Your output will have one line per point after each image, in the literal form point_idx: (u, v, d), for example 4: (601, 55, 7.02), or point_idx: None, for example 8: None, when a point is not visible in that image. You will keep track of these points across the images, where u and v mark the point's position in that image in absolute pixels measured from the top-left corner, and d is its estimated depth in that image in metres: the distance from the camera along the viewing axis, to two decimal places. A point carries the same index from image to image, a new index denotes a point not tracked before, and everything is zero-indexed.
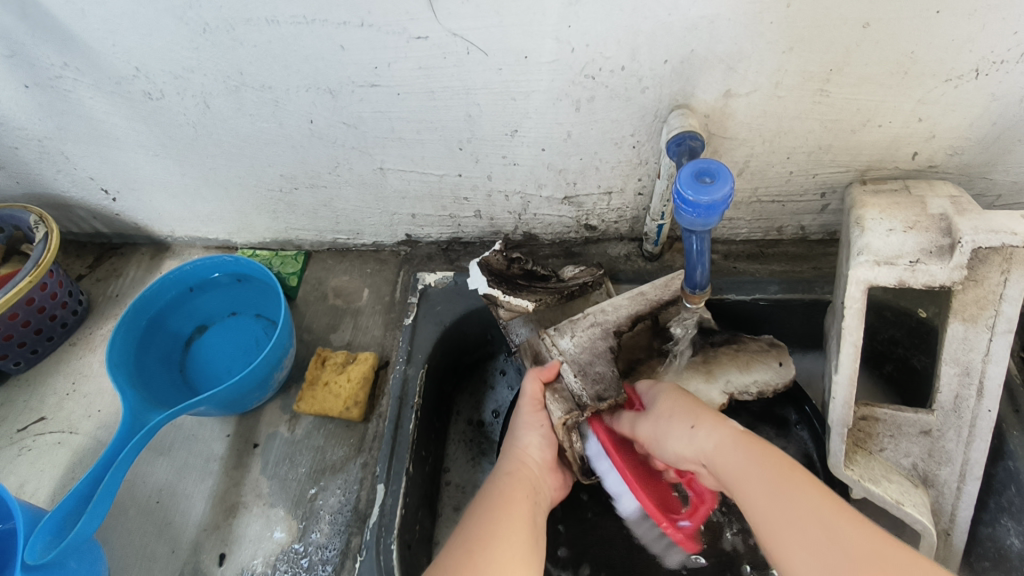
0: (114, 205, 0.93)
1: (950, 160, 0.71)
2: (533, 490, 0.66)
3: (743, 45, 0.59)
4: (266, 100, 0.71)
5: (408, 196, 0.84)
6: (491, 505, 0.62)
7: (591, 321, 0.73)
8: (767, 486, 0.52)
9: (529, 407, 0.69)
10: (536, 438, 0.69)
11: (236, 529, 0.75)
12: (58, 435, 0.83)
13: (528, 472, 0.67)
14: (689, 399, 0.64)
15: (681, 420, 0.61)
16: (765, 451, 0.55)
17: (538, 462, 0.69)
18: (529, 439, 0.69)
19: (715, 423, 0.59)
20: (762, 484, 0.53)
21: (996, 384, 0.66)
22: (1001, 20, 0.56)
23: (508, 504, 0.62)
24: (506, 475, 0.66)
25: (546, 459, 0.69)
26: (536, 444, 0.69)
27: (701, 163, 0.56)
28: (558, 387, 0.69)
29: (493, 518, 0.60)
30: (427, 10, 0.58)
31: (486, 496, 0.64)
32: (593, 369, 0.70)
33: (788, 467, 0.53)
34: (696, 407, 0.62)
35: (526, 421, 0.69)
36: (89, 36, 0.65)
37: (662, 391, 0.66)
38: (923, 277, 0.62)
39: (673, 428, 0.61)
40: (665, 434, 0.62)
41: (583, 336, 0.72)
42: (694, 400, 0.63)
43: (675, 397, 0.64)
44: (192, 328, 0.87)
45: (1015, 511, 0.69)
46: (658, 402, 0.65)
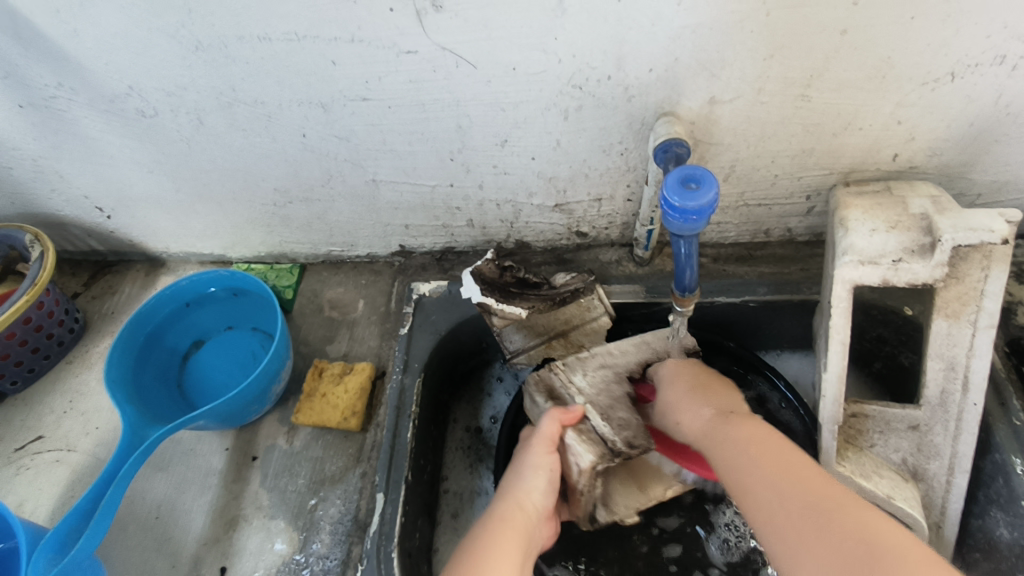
0: (109, 222, 0.93)
1: (930, 160, 0.73)
2: (528, 536, 0.62)
3: (725, 52, 0.61)
4: (259, 115, 0.72)
5: (401, 207, 0.85)
6: (481, 547, 0.59)
7: (599, 361, 0.74)
8: (737, 467, 0.55)
9: (542, 448, 0.67)
10: (540, 482, 0.66)
11: (236, 542, 0.75)
12: (57, 453, 0.83)
13: (526, 516, 0.64)
14: (682, 387, 0.66)
15: (672, 410, 0.65)
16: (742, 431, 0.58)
17: (537, 509, 0.65)
18: (534, 482, 0.65)
19: (692, 415, 0.63)
20: (734, 460, 0.55)
21: (981, 377, 0.67)
22: (972, 25, 0.58)
23: (499, 547, 0.59)
24: (502, 518, 0.62)
25: (544, 506, 0.65)
26: (539, 488, 0.65)
27: (687, 169, 0.57)
28: (580, 429, 0.69)
29: (482, 558, 0.58)
30: (417, 24, 0.60)
31: (478, 537, 0.60)
32: (617, 415, 0.70)
33: (763, 443, 0.56)
34: (687, 396, 0.65)
35: (534, 462, 0.67)
36: (84, 56, 0.66)
37: (663, 380, 0.69)
38: (906, 276, 0.64)
39: (667, 418, 0.66)
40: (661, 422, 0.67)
41: (596, 377, 0.73)
42: (686, 387, 0.66)
43: (673, 387, 0.67)
44: (189, 343, 0.88)
45: (1004, 503, 0.70)
46: (661, 391, 0.68)
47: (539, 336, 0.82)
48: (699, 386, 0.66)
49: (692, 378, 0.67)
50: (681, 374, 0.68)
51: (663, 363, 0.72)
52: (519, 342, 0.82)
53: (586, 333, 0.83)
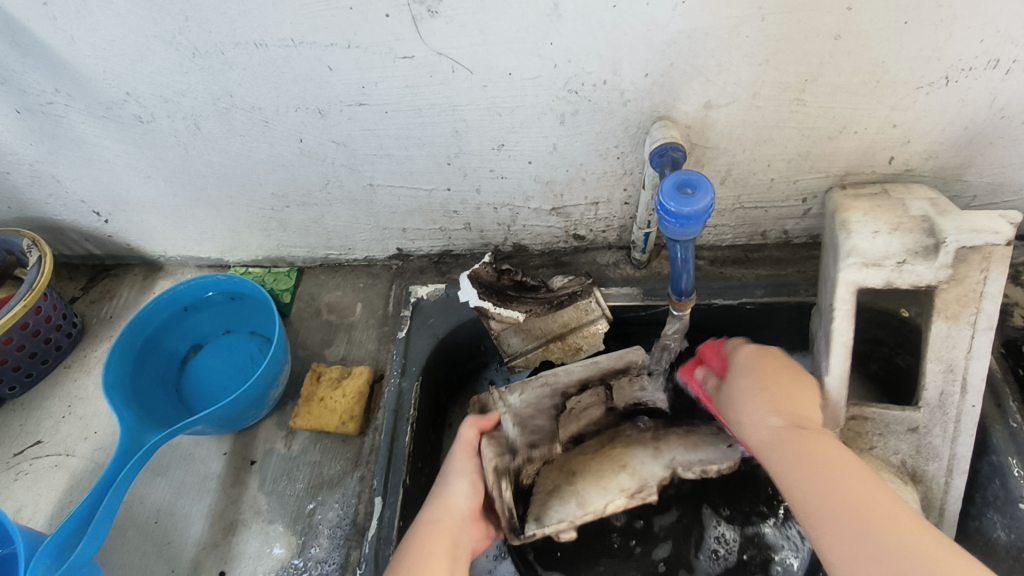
0: (106, 227, 0.93)
1: (925, 163, 0.73)
2: (453, 540, 0.62)
3: (720, 57, 0.61)
4: (256, 120, 0.72)
5: (398, 211, 0.85)
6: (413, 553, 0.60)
7: (543, 381, 0.76)
8: (806, 489, 0.52)
9: (461, 453, 0.70)
10: (460, 485, 0.67)
11: (235, 547, 0.75)
12: (55, 458, 0.83)
13: (450, 520, 0.64)
14: (751, 386, 0.63)
15: (736, 407, 0.63)
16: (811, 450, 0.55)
17: (464, 512, 0.65)
18: (455, 486, 0.67)
19: (756, 420, 0.60)
20: (805, 479, 0.53)
21: (978, 380, 0.68)
22: (966, 29, 0.58)
23: (427, 552, 0.60)
24: (427, 523, 0.63)
25: (471, 508, 0.66)
26: (463, 492, 0.66)
27: (682, 174, 0.57)
28: (494, 434, 0.71)
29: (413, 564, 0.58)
30: (413, 30, 0.60)
31: (409, 543, 0.61)
32: (533, 423, 0.73)
33: (827, 464, 0.53)
34: (756, 396, 0.61)
35: (458, 467, 0.69)
36: (80, 62, 0.66)
37: (736, 372, 0.66)
38: (908, 277, 0.65)
39: (730, 414, 0.63)
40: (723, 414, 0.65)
41: (531, 393, 0.75)
42: (754, 385, 0.62)
43: (745, 377, 0.64)
44: (188, 347, 0.88)
45: (1001, 504, 0.71)
46: (732, 379, 0.65)
47: (536, 339, 0.83)
48: (772, 386, 0.62)
49: (766, 375, 0.63)
50: (756, 369, 0.64)
51: (738, 354, 0.68)
52: (517, 345, 0.84)
53: (583, 336, 0.83)
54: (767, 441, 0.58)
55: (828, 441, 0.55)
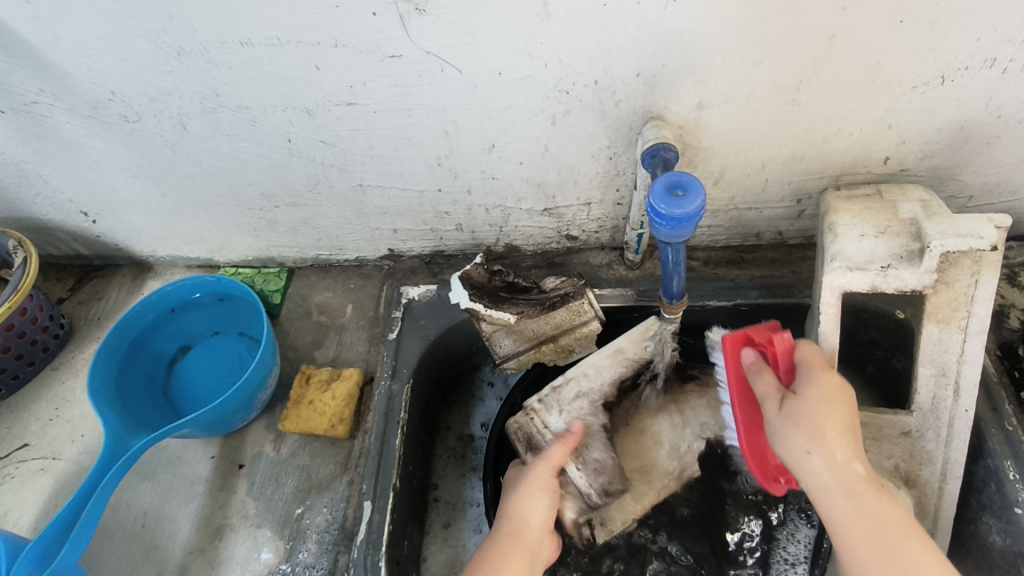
0: (94, 227, 0.92)
1: (920, 163, 0.72)
2: (531, 553, 0.64)
3: (713, 57, 0.60)
4: (243, 120, 0.71)
5: (389, 211, 0.84)
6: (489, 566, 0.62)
7: (576, 392, 0.76)
8: (882, 559, 0.52)
9: (547, 471, 0.69)
10: (542, 501, 0.67)
11: (223, 551, 0.75)
12: (41, 461, 0.82)
13: (530, 534, 0.65)
14: (835, 422, 0.57)
15: (810, 435, 0.56)
16: (884, 511, 0.54)
17: (540, 524, 0.67)
18: (537, 501, 0.67)
19: (836, 464, 0.55)
20: (873, 550, 0.53)
21: (972, 383, 0.67)
22: (961, 29, 0.57)
23: (505, 567, 0.62)
24: (505, 535, 0.65)
25: (549, 520, 0.67)
26: (541, 506, 0.67)
27: (674, 175, 0.56)
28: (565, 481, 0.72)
29: None
30: (401, 29, 0.59)
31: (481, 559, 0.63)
32: (592, 457, 0.72)
33: (895, 540, 0.53)
34: (838, 434, 0.56)
35: (539, 481, 0.68)
36: (64, 61, 0.65)
37: (816, 393, 0.58)
38: (894, 282, 0.64)
39: (794, 437, 0.57)
40: (778, 430, 0.58)
41: (572, 411, 0.75)
42: (839, 422, 0.57)
43: (826, 406, 0.57)
44: (176, 349, 0.87)
45: (996, 509, 0.70)
46: (808, 400, 0.58)
47: (528, 341, 0.81)
48: (852, 425, 0.57)
49: (848, 413, 0.57)
50: (842, 402, 0.58)
51: (815, 371, 0.60)
52: (508, 347, 0.82)
53: (576, 337, 0.81)
54: (844, 489, 0.55)
55: (896, 502, 0.55)
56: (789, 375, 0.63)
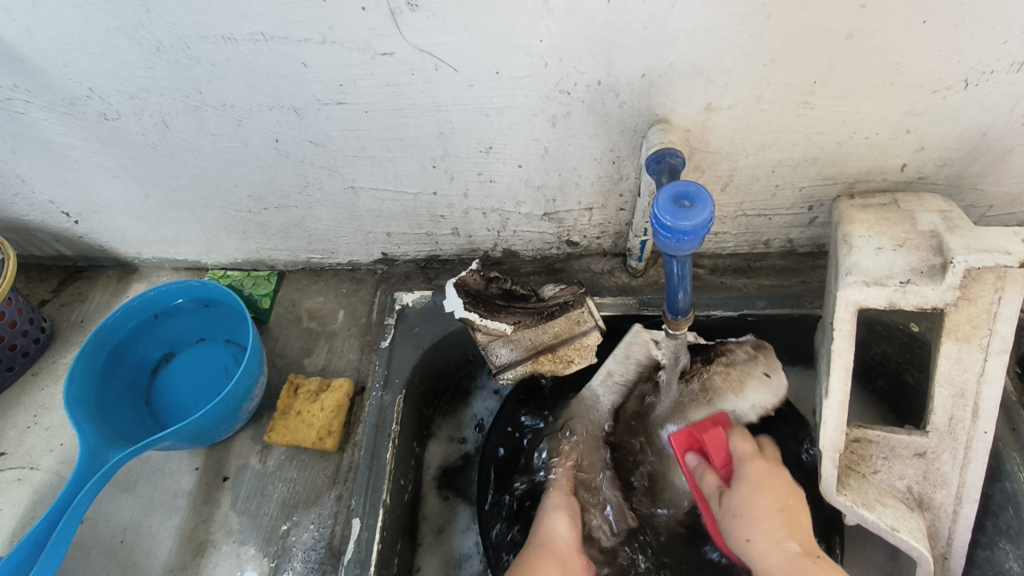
0: (76, 227, 0.89)
1: (940, 171, 0.69)
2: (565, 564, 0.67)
3: (723, 57, 0.57)
4: (228, 119, 0.67)
5: (383, 214, 0.81)
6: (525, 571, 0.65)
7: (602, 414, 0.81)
8: None
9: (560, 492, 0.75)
10: (562, 516, 0.72)
11: (204, 569, 0.72)
12: (18, 471, 0.79)
13: (557, 543, 0.69)
14: (766, 506, 0.61)
15: (747, 523, 0.61)
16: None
17: (567, 539, 0.70)
18: (557, 516, 0.72)
19: (774, 546, 0.59)
20: None
21: (991, 405, 0.64)
22: (990, 30, 0.54)
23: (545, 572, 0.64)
24: (537, 546, 0.68)
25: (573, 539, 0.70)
26: (564, 522, 0.71)
27: (680, 185, 0.53)
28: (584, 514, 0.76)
29: None
30: (392, 24, 0.55)
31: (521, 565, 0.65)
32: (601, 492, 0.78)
33: None
34: (773, 516, 0.60)
35: (554, 503, 0.74)
36: (37, 56, 0.62)
37: (747, 483, 0.63)
38: (914, 299, 0.60)
39: (734, 527, 0.61)
40: (725, 527, 0.62)
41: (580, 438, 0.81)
42: (772, 504, 0.61)
43: (758, 493, 0.62)
44: (159, 355, 0.84)
45: (1013, 534, 0.67)
46: (741, 491, 0.62)
47: (527, 350, 0.78)
48: (783, 508, 0.61)
49: (779, 497, 0.62)
50: (772, 488, 0.62)
51: (746, 461, 0.65)
52: (507, 356, 0.78)
53: (576, 348, 0.77)
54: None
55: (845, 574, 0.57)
56: (727, 469, 0.66)
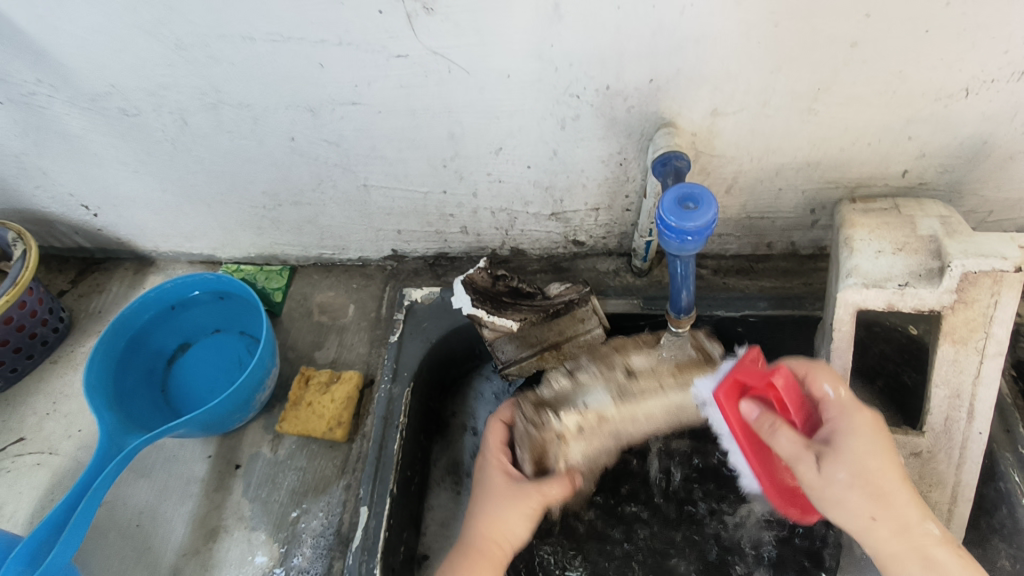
0: (95, 220, 0.91)
1: (940, 177, 0.70)
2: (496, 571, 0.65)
3: (730, 64, 0.58)
4: (245, 117, 0.69)
5: (394, 212, 0.83)
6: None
7: (612, 432, 0.72)
8: None
9: (537, 504, 0.65)
10: (521, 529, 0.65)
11: (217, 554, 0.74)
12: (37, 456, 0.82)
13: (499, 552, 0.65)
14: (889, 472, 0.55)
15: (868, 491, 0.54)
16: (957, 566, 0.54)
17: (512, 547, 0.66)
18: (516, 527, 0.65)
19: (900, 519, 0.55)
20: None
21: (987, 407, 0.65)
22: (990, 40, 0.55)
23: None
24: (478, 549, 0.64)
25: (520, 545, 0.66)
26: (518, 534, 0.65)
27: (685, 187, 0.55)
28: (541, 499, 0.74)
29: None
30: (407, 28, 0.57)
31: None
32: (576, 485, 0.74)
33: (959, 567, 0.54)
34: (885, 478, 0.55)
35: (523, 513, 0.65)
36: (64, 54, 0.64)
37: (851, 438, 0.55)
38: (911, 300, 0.62)
39: (852, 497, 0.54)
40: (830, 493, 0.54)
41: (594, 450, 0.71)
42: (883, 466, 0.55)
43: (870, 451, 0.55)
44: (175, 345, 0.86)
45: (1007, 533, 0.68)
46: (848, 447, 0.55)
47: (531, 347, 0.79)
48: (900, 469, 0.56)
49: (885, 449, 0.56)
50: (876, 442, 0.55)
51: (843, 411, 0.57)
52: (511, 353, 0.80)
53: (579, 345, 0.79)
54: (912, 550, 0.55)
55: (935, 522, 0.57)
56: (800, 415, 0.58)
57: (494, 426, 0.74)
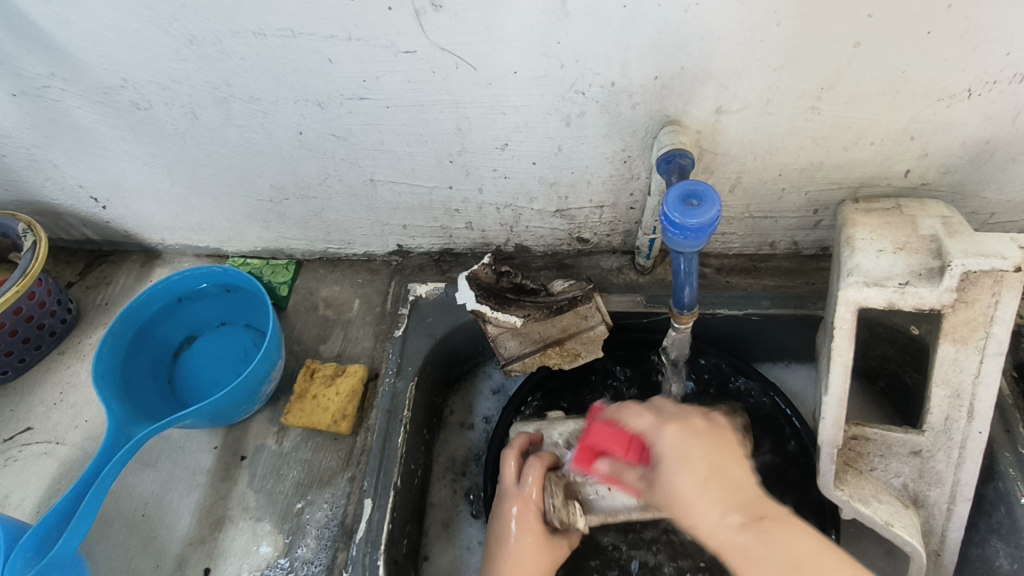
0: (103, 213, 0.92)
1: (942, 177, 0.71)
2: None
3: (734, 61, 0.59)
4: (254, 111, 0.70)
5: (400, 207, 0.84)
6: None
7: None
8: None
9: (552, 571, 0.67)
10: None
11: (222, 543, 0.75)
12: (44, 445, 0.83)
13: None
14: (701, 473, 0.56)
15: (680, 503, 0.55)
16: (788, 544, 0.52)
17: None
18: None
19: (717, 520, 0.54)
20: None
21: (986, 406, 0.66)
22: (991, 41, 0.56)
23: None
24: None
25: None
26: None
27: (690, 184, 0.56)
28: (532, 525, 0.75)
29: None
30: (415, 24, 0.58)
31: None
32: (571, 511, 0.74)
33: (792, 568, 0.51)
34: (706, 485, 0.55)
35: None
36: (76, 46, 0.65)
37: (665, 458, 0.58)
38: (912, 300, 0.62)
39: (674, 511, 0.56)
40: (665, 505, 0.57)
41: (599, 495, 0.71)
42: (704, 473, 0.56)
43: (685, 463, 0.57)
44: (182, 338, 0.87)
45: (1005, 533, 0.69)
46: (661, 466, 0.58)
47: (535, 343, 0.80)
48: (717, 461, 0.57)
49: (704, 454, 0.57)
50: (692, 457, 0.57)
51: (660, 428, 0.60)
52: (514, 349, 0.80)
53: (583, 343, 0.80)
54: (750, 547, 0.52)
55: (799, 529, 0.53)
56: (632, 451, 0.61)
57: (513, 467, 0.71)
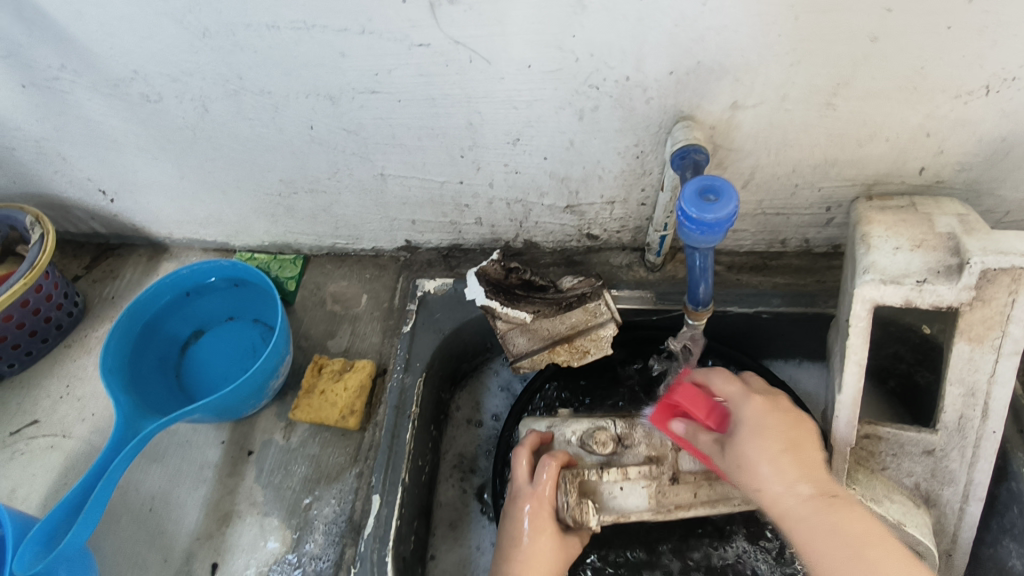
0: (111, 206, 0.92)
1: (958, 175, 0.70)
2: None
3: (751, 56, 0.58)
4: (265, 105, 0.70)
5: (409, 202, 0.83)
6: None
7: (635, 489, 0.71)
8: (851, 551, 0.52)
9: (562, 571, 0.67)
10: None
11: (230, 538, 0.74)
12: (51, 439, 0.83)
13: None
14: (774, 445, 0.58)
15: (749, 469, 0.58)
16: (853, 521, 0.54)
17: None
18: None
19: (786, 487, 0.56)
20: (841, 561, 0.52)
21: (1001, 405, 0.65)
22: (1012, 37, 0.55)
23: None
24: None
25: None
26: None
27: (706, 179, 0.55)
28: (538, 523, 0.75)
29: None
30: (430, 17, 0.57)
31: None
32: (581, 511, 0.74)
33: (851, 542, 0.53)
34: (778, 456, 0.58)
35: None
36: (87, 38, 0.64)
37: (744, 425, 0.60)
38: (930, 298, 0.62)
39: (742, 475, 0.59)
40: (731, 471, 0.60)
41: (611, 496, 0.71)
42: (776, 445, 0.58)
43: (760, 432, 0.59)
44: (189, 332, 0.86)
45: (1017, 533, 0.68)
46: (739, 432, 0.60)
47: (543, 340, 0.80)
48: (792, 438, 0.59)
49: (782, 427, 0.60)
50: (771, 427, 0.59)
51: (746, 397, 0.62)
52: (523, 345, 0.80)
53: (593, 339, 0.79)
54: (806, 515, 0.55)
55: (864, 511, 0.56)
56: (716, 417, 0.63)
57: (525, 466, 0.70)
